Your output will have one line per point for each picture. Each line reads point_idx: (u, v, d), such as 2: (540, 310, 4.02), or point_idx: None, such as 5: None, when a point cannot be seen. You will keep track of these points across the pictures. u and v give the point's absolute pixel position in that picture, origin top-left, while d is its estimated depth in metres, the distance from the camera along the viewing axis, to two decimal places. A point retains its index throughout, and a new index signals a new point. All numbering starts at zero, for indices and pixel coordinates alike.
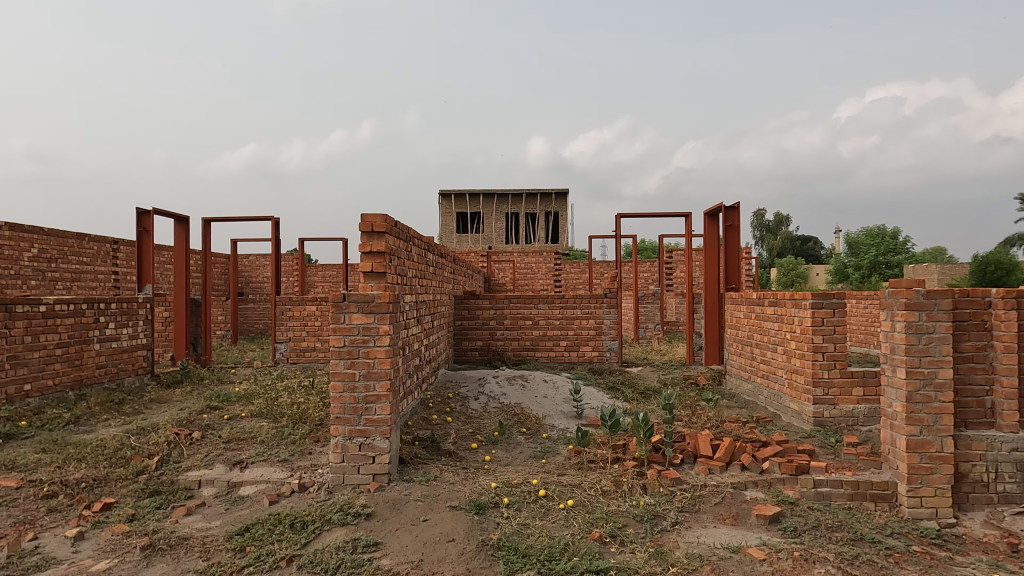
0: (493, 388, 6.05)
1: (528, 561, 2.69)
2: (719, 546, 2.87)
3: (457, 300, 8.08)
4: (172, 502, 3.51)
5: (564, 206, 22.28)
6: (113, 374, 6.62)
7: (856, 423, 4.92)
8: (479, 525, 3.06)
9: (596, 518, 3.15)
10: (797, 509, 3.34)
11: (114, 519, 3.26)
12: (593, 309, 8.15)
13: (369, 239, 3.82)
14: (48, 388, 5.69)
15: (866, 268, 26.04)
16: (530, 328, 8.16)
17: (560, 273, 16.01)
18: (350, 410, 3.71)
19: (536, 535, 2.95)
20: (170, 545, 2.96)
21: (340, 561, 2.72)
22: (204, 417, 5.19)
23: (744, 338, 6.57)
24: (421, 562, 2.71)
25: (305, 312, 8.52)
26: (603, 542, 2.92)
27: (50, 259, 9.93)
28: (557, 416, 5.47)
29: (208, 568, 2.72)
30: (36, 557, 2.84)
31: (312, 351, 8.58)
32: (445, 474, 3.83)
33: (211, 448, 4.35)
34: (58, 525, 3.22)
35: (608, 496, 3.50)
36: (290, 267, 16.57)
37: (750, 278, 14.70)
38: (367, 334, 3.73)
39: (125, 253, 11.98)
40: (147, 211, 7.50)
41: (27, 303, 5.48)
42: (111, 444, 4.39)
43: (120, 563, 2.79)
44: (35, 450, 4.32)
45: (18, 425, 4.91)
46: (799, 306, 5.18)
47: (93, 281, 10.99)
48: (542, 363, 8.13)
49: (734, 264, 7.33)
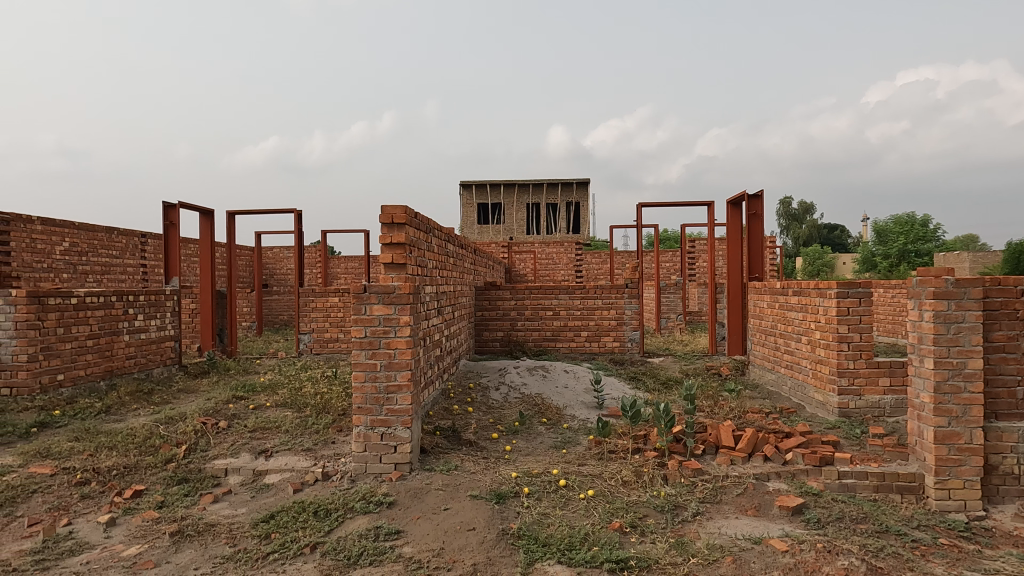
0: (513, 377, 6.07)
1: (549, 550, 2.71)
2: (740, 538, 2.86)
3: (478, 291, 8.12)
4: (199, 490, 3.58)
5: (585, 197, 22.27)
6: (142, 365, 6.77)
7: (882, 415, 4.83)
8: (500, 514, 3.08)
9: (616, 508, 3.15)
10: (821, 501, 3.30)
11: (144, 506, 3.35)
12: (614, 299, 8.10)
13: (389, 231, 3.87)
14: (80, 378, 5.85)
15: (895, 256, 25.47)
16: (551, 319, 8.16)
17: (582, 264, 15.99)
18: (371, 400, 3.74)
19: (556, 524, 2.96)
20: (198, 531, 3.03)
21: (362, 548, 2.76)
22: (230, 407, 5.28)
23: (767, 329, 6.51)
24: (442, 551, 2.74)
25: (328, 303, 8.61)
26: (624, 532, 2.91)
27: (80, 252, 10.16)
28: (577, 407, 5.47)
29: (235, 554, 2.78)
30: (70, 542, 2.94)
31: (335, 342, 8.66)
32: (467, 464, 3.85)
33: (237, 438, 4.42)
34: (91, 511, 3.32)
35: (629, 486, 3.49)
36: (313, 260, 16.80)
37: (775, 268, 14.54)
38: (388, 325, 3.75)
39: (153, 246, 12.24)
40: (173, 205, 7.64)
41: (59, 295, 5.62)
42: (141, 432, 4.50)
43: (151, 549, 2.86)
44: (68, 439, 4.44)
45: (52, 414, 5.05)
46: (823, 295, 5.11)
47: (122, 273, 11.23)
48: (563, 353, 8.11)
49: (758, 254, 7.25)
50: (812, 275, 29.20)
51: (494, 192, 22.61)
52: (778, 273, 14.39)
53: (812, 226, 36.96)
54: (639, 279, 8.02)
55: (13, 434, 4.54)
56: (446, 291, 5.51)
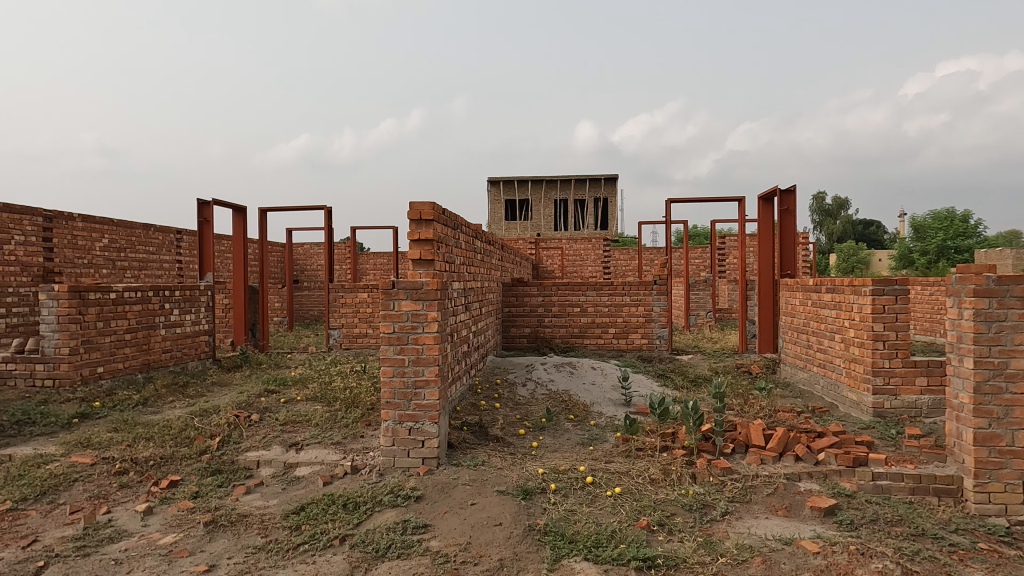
0: (540, 373, 6.07)
1: (575, 547, 2.70)
2: (770, 538, 2.82)
3: (505, 287, 8.13)
4: (232, 481, 3.66)
5: (613, 193, 22.13)
6: (177, 358, 6.94)
7: (919, 415, 4.71)
8: (526, 510, 3.08)
9: (644, 506, 3.13)
10: (854, 502, 3.23)
11: (180, 496, 3.43)
12: (642, 296, 8.03)
13: (417, 227, 3.89)
14: (119, 370, 6.01)
15: (933, 252, 24.74)
16: (578, 315, 8.13)
17: (610, 260, 15.89)
18: (399, 395, 3.77)
19: (583, 521, 2.96)
20: (231, 521, 3.10)
21: (390, 542, 2.79)
22: (262, 400, 5.38)
23: (799, 326, 6.40)
24: (469, 545, 2.75)
25: (357, 299, 8.71)
26: (651, 530, 2.89)
27: (119, 249, 10.44)
28: (605, 404, 5.44)
29: (267, 544, 2.83)
30: (109, 530, 3.03)
31: (364, 337, 8.76)
32: (494, 459, 3.86)
33: (269, 431, 4.51)
34: (130, 500, 3.42)
35: (657, 484, 3.47)
36: (342, 256, 17.01)
37: (808, 264, 14.25)
38: (416, 321, 3.78)
39: (188, 243, 12.51)
40: (207, 202, 7.80)
41: (98, 290, 5.79)
42: (177, 424, 4.62)
43: (186, 537, 2.93)
44: (108, 429, 4.57)
45: (92, 405, 5.21)
46: (858, 293, 5.00)
47: (158, 269, 11.52)
48: (591, 350, 8.09)
49: (790, 251, 7.12)
50: (846, 272, 28.56)
51: (521, 188, 22.60)
52: (811, 269, 14.10)
53: (846, 221, 36.14)
54: (668, 275, 7.94)
55: (56, 425, 4.69)
56: (474, 287, 5.53)
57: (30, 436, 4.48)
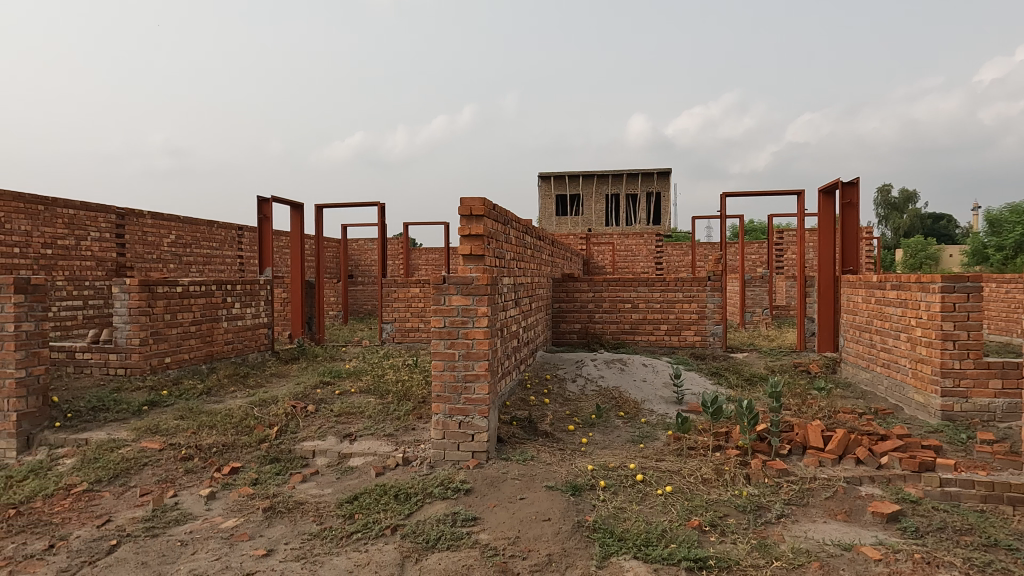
0: (590, 369, 6.03)
1: (625, 545, 2.68)
2: (828, 543, 2.72)
3: (555, 282, 8.11)
4: (289, 469, 3.78)
5: (667, 187, 21.77)
6: (238, 350, 7.21)
7: (992, 419, 4.47)
8: (575, 506, 3.07)
9: (695, 506, 3.08)
10: (919, 509, 3.09)
11: (240, 482, 3.57)
12: (696, 292, 7.87)
13: (468, 223, 3.92)
14: (185, 361, 6.29)
15: (1010, 248, 23.31)
16: (629, 311, 8.04)
17: (662, 256, 15.64)
18: (450, 388, 3.81)
19: (632, 519, 2.92)
20: (288, 507, 3.20)
21: (440, 533, 2.83)
22: (318, 391, 5.54)
23: (861, 325, 6.15)
24: (518, 539, 2.77)
25: (410, 294, 8.85)
26: (703, 531, 2.84)
27: (185, 244, 10.91)
28: (656, 401, 5.37)
29: (321, 531, 2.91)
30: (175, 512, 3.18)
31: (416, 332, 8.89)
32: (543, 455, 3.86)
33: (324, 421, 4.63)
34: (194, 485, 3.58)
35: (709, 484, 3.40)
36: (395, 252, 17.32)
37: (872, 260, 13.67)
38: (466, 316, 3.81)
39: (249, 239, 12.97)
40: (267, 199, 8.06)
41: (166, 284, 6.06)
42: (238, 413, 4.80)
43: (246, 522, 3.05)
44: (175, 417, 4.80)
45: (160, 393, 5.47)
46: (926, 290, 4.77)
47: (221, 264, 11.99)
48: (642, 347, 7.99)
49: (852, 246, 6.86)
50: (913, 269, 27.25)
51: (573, 183, 22.47)
52: (876, 265, 13.51)
53: (914, 215, 34.48)
54: (722, 271, 7.75)
55: (127, 411, 4.95)
56: (524, 282, 5.54)
57: (104, 421, 4.75)
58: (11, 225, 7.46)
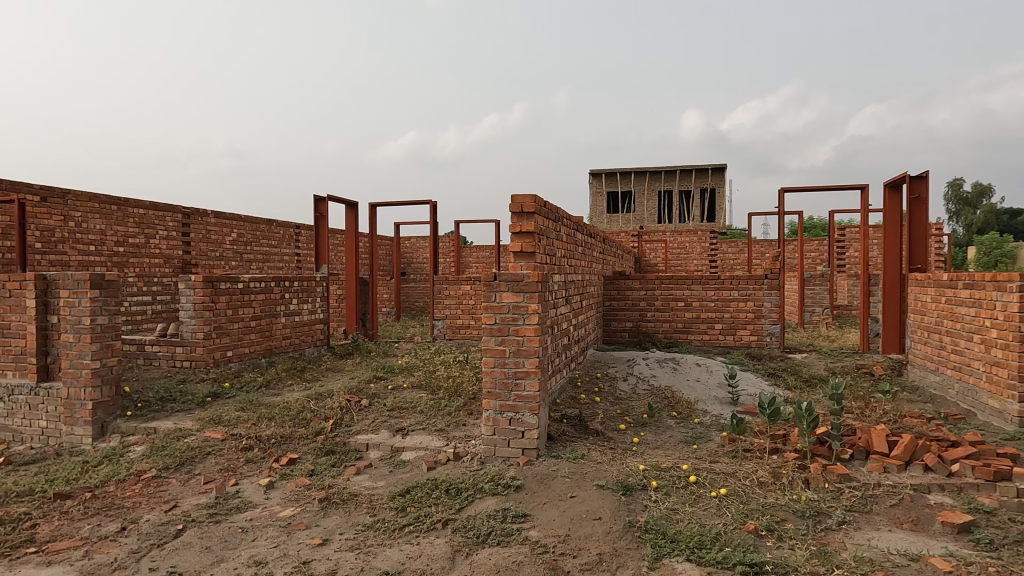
0: (642, 368, 5.95)
1: (677, 547, 2.63)
2: (893, 553, 2.61)
3: (607, 280, 8.04)
4: (344, 461, 3.87)
5: (722, 183, 21.28)
6: (296, 344, 7.43)
7: None
8: (626, 506, 3.04)
9: (751, 510, 2.99)
10: (994, 520, 2.92)
11: (298, 472, 3.68)
12: (752, 290, 7.65)
13: (519, 220, 3.92)
14: (245, 354, 6.52)
15: None
16: (682, 310, 7.90)
17: (716, 253, 15.30)
18: (500, 385, 3.83)
19: (685, 521, 2.87)
20: (343, 499, 3.28)
21: (490, 529, 2.84)
22: (371, 386, 5.66)
23: (930, 325, 5.86)
24: (568, 537, 2.75)
25: (461, 291, 8.92)
26: (759, 535, 2.77)
27: (246, 242, 11.30)
28: (710, 402, 5.26)
29: (375, 523, 2.97)
30: (236, 500, 3.30)
31: (467, 328, 8.96)
32: (593, 453, 3.83)
33: (377, 415, 4.72)
34: (254, 474, 3.71)
35: (766, 488, 3.30)
36: (447, 250, 17.51)
37: (942, 258, 13.01)
38: (517, 313, 3.82)
39: (306, 237, 13.34)
40: (323, 198, 8.27)
41: (228, 280, 6.29)
42: (295, 405, 4.95)
43: (303, 511, 3.14)
44: (236, 408, 4.98)
45: (223, 386, 5.69)
46: (1002, 290, 4.50)
47: (279, 262, 12.37)
48: (695, 346, 7.84)
49: (920, 244, 6.55)
50: (987, 267, 25.82)
51: (624, 180, 22.20)
52: (946, 264, 12.85)
53: (988, 211, 32.66)
54: (780, 269, 7.52)
55: (192, 402, 5.17)
56: (575, 280, 5.51)
57: (171, 411, 4.97)
58: (87, 224, 7.89)
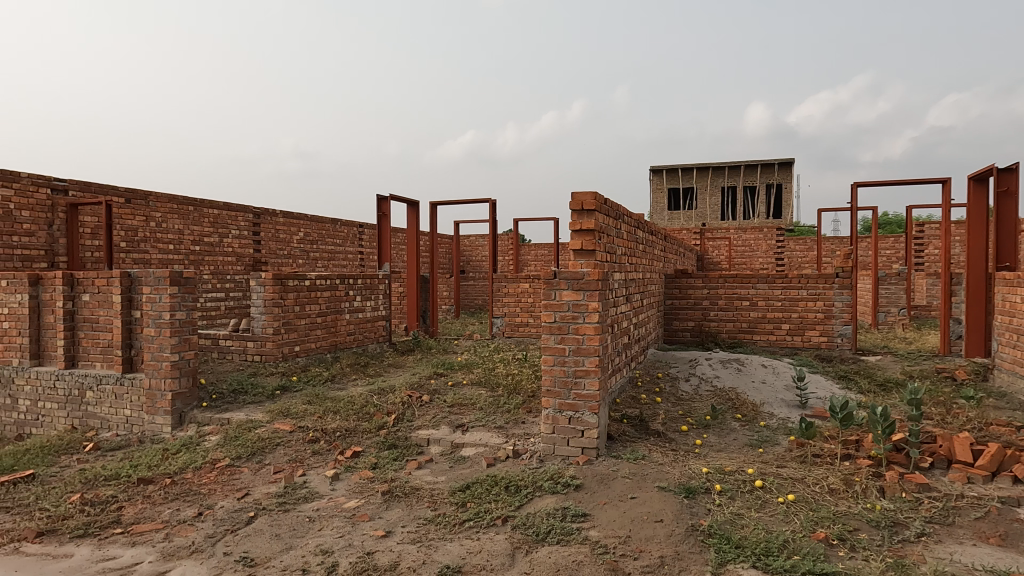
0: (705, 369, 5.82)
1: (742, 553, 2.56)
2: (978, 568, 2.45)
3: (668, 279, 7.90)
4: (406, 456, 3.95)
5: (789, 178, 20.55)
6: (359, 340, 7.62)
7: None
8: (689, 509, 2.97)
9: (821, 518, 2.88)
10: None
11: (361, 465, 3.78)
12: (822, 290, 7.36)
13: (579, 218, 3.89)
14: (312, 349, 6.74)
15: None
16: (746, 309, 7.68)
17: (783, 251, 14.79)
18: (560, 383, 3.82)
19: (751, 527, 2.79)
20: (405, 492, 3.34)
21: (550, 527, 2.84)
22: (432, 382, 5.75)
23: (1020, 327, 5.49)
24: (629, 539, 2.72)
25: (520, 289, 8.95)
26: (830, 544, 2.66)
27: (312, 241, 11.68)
28: (777, 404, 5.09)
29: (436, 517, 3.02)
30: (304, 490, 3.41)
31: (526, 326, 8.98)
32: (655, 454, 3.77)
33: (438, 411, 4.80)
34: (320, 465, 3.83)
35: (837, 495, 3.17)
36: (505, 248, 17.59)
37: None
38: (577, 311, 3.80)
39: (369, 236, 13.67)
40: (385, 198, 8.45)
41: (296, 278, 6.51)
42: (359, 400, 5.07)
43: (367, 503, 3.22)
44: (303, 401, 5.15)
45: (291, 379, 5.90)
46: None
47: (344, 260, 12.72)
48: (760, 347, 7.61)
49: (1008, 240, 6.14)
50: None
51: (687, 176, 21.74)
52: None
53: None
54: (852, 268, 7.20)
55: (262, 395, 5.39)
56: (636, 278, 5.43)
57: (243, 403, 5.19)
58: (167, 224, 8.32)
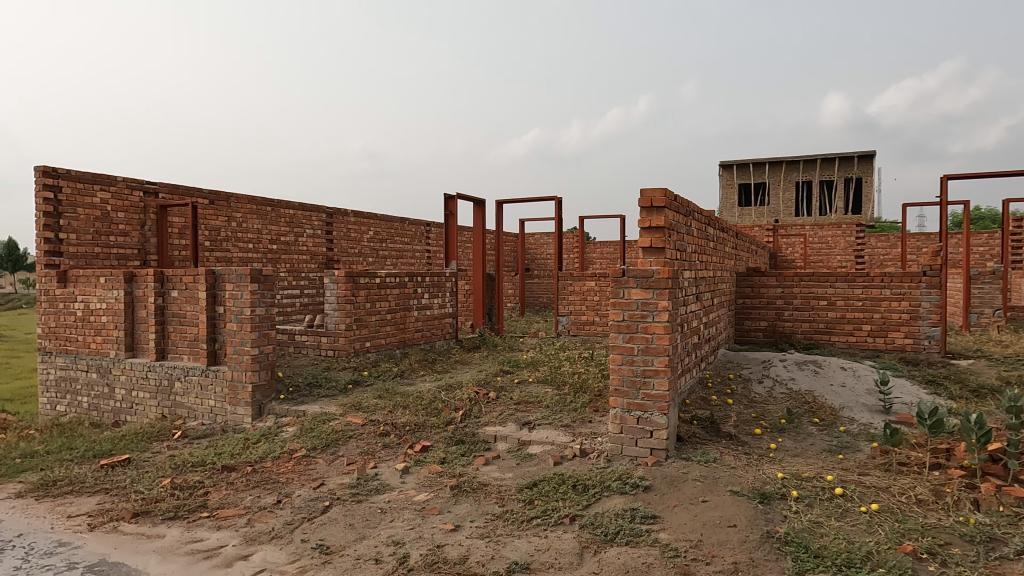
0: (779, 370, 5.62)
1: (821, 562, 2.46)
2: None
3: (739, 277, 7.67)
4: (473, 451, 4.00)
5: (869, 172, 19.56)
6: (427, 337, 7.77)
7: None
8: (764, 515, 2.88)
9: (908, 529, 2.73)
10: None
11: (430, 460, 3.85)
12: (906, 289, 6.97)
13: (649, 214, 3.76)
14: (382, 345, 6.92)
15: None
16: (823, 309, 7.37)
17: (863, 248, 14.09)
18: (628, 383, 3.77)
19: (831, 536, 2.67)
20: (473, 487, 3.38)
21: (619, 528, 2.81)
22: (498, 379, 5.79)
23: None
24: (701, 543, 2.66)
25: (585, 287, 8.89)
26: (918, 558, 2.52)
27: (382, 240, 11.98)
28: (857, 409, 4.86)
29: (504, 513, 3.04)
30: (375, 482, 3.51)
31: (591, 325, 8.91)
32: (727, 458, 3.67)
33: (504, 408, 4.83)
34: (391, 458, 3.92)
35: (925, 506, 3.00)
36: (570, 246, 17.52)
37: None
38: (646, 310, 3.74)
39: (436, 235, 13.89)
40: (452, 197, 8.57)
41: (366, 275, 6.69)
42: (428, 395, 5.17)
43: (436, 497, 3.28)
44: (374, 396, 5.29)
45: (362, 373, 6.08)
46: None
47: (411, 258, 12.99)
48: (839, 348, 7.28)
49: None
50: None
51: (758, 171, 21.04)
52: None
53: None
54: (941, 266, 6.79)
55: (336, 388, 5.57)
56: (706, 276, 5.30)
57: (317, 396, 5.39)
58: (246, 224, 8.72)
